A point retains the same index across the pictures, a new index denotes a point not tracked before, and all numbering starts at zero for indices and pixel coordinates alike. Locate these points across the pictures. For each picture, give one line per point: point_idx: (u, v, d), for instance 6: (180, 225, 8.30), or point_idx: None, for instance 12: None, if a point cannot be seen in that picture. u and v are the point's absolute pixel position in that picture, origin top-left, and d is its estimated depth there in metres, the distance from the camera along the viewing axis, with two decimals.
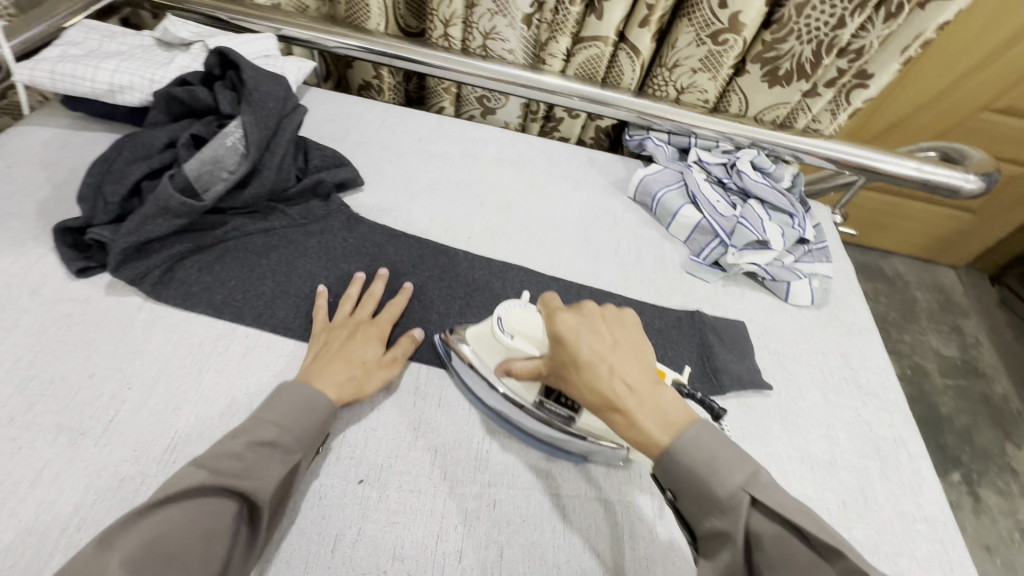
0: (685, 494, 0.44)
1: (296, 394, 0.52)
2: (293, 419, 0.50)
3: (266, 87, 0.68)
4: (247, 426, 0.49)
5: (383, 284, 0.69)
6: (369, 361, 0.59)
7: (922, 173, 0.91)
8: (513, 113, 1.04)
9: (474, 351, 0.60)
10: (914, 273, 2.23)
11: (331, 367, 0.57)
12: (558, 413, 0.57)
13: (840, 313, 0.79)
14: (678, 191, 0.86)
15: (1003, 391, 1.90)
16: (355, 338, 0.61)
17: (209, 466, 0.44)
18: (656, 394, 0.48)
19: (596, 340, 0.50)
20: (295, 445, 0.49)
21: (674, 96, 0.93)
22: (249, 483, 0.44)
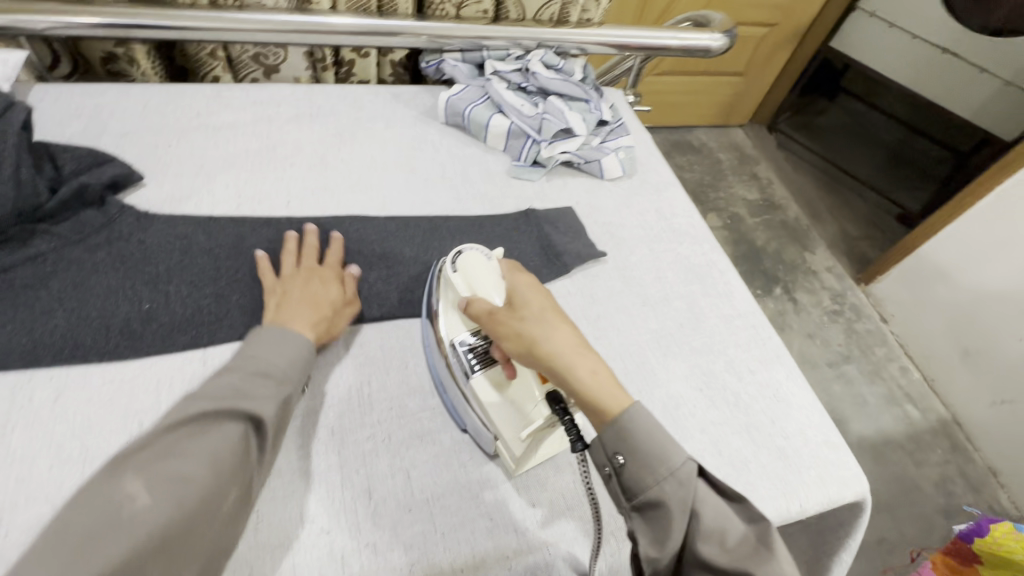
0: (636, 461, 0.45)
1: (271, 338, 0.53)
2: (280, 355, 0.52)
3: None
4: (238, 365, 0.51)
5: (315, 236, 0.67)
6: (333, 303, 0.60)
7: (682, 41, 1.03)
8: (299, 66, 0.97)
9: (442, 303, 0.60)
10: (713, 139, 2.58)
11: (297, 310, 0.57)
12: (462, 364, 0.56)
13: (647, 176, 0.90)
14: (483, 104, 0.88)
15: (795, 214, 2.35)
16: (315, 282, 0.61)
17: (206, 395, 0.47)
18: (563, 334, 0.51)
19: (531, 295, 0.55)
20: (285, 377, 0.51)
21: (454, 13, 0.93)
22: (249, 404, 0.47)
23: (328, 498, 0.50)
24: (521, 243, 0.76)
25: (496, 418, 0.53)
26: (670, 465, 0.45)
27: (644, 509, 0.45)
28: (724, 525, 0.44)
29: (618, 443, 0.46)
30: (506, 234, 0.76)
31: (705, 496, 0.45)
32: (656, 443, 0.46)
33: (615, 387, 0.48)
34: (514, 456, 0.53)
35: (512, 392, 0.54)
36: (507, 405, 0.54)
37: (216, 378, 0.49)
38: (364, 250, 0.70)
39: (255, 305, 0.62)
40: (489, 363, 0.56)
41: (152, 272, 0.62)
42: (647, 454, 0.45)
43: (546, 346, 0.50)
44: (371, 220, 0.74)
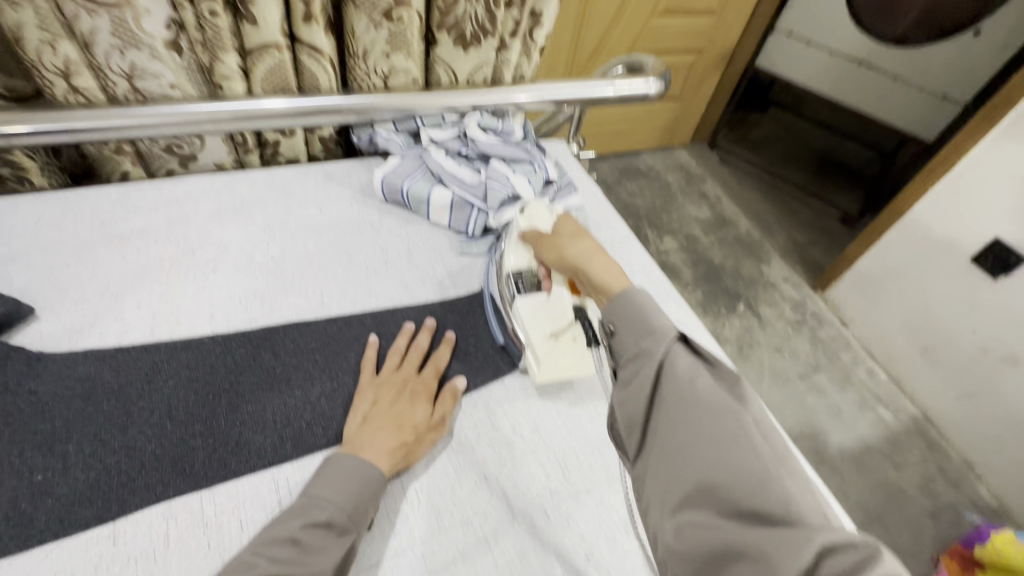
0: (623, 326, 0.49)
1: (344, 470, 0.51)
2: (348, 495, 0.50)
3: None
4: (302, 509, 0.49)
5: (429, 335, 0.67)
6: (418, 425, 0.57)
7: (618, 90, 1.02)
8: (220, 152, 0.90)
9: (506, 245, 0.73)
10: (659, 162, 2.64)
11: (381, 434, 0.56)
12: (518, 282, 0.69)
13: (601, 234, 0.87)
14: (422, 177, 0.83)
15: (746, 227, 2.40)
16: (405, 398, 0.60)
17: (266, 555, 0.45)
18: (589, 245, 0.62)
19: (576, 234, 0.66)
20: (348, 522, 0.49)
21: (382, 84, 0.87)
22: (307, 568, 0.45)
23: None
24: (476, 329, 0.71)
25: (530, 327, 0.65)
26: (648, 323, 0.48)
27: (628, 363, 0.48)
28: (717, 411, 0.42)
29: (612, 317, 0.51)
30: (461, 321, 0.70)
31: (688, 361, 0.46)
32: (637, 317, 0.49)
33: (620, 278, 0.56)
34: (536, 352, 0.64)
35: (552, 305, 0.66)
36: (541, 309, 0.66)
37: (287, 518, 0.48)
38: (301, 363, 0.63)
39: (177, 455, 0.53)
40: (533, 288, 0.68)
41: (45, 431, 0.53)
42: (632, 315, 0.49)
43: (569, 257, 0.62)
44: (308, 325, 0.67)
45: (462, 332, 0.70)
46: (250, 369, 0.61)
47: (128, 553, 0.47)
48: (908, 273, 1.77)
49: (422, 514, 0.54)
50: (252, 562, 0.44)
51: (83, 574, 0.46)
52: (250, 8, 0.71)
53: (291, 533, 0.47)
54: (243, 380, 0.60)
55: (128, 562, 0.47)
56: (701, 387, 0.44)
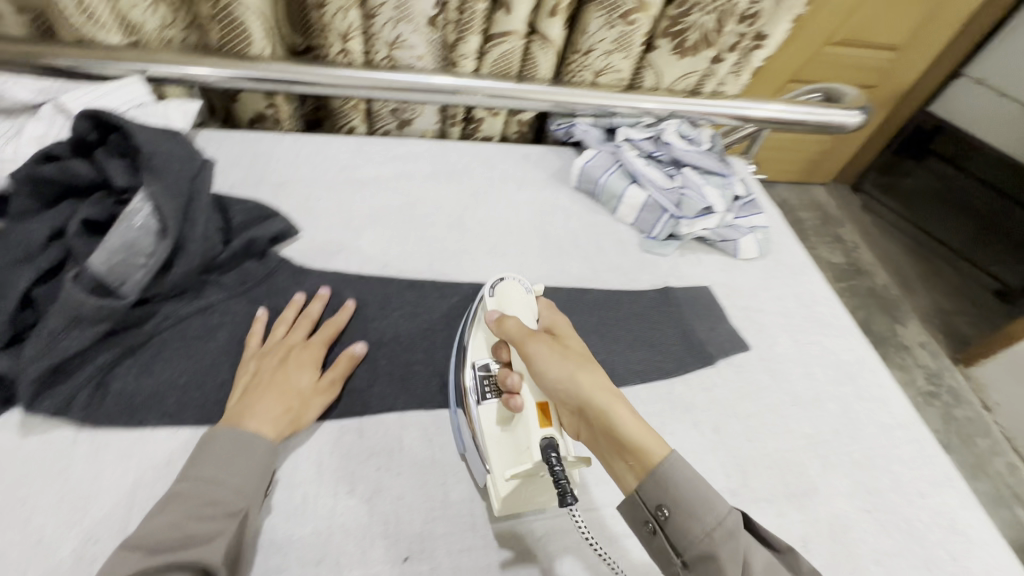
0: (677, 508, 0.44)
1: (225, 446, 0.48)
2: (232, 472, 0.47)
3: (166, 146, 0.58)
4: (187, 492, 0.45)
5: (322, 304, 0.65)
6: (303, 391, 0.55)
7: (816, 116, 1.00)
8: (431, 121, 0.99)
9: (476, 332, 0.61)
10: (794, 197, 2.51)
11: (267, 399, 0.53)
12: (478, 387, 0.56)
13: (783, 257, 0.86)
14: (617, 172, 0.87)
15: (883, 281, 2.22)
16: (288, 365, 0.57)
17: (145, 547, 0.42)
18: (602, 379, 0.50)
19: (572, 356, 0.52)
20: (236, 492, 0.46)
21: (591, 79, 0.93)
22: (194, 551, 0.42)
23: None
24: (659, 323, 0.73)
25: (491, 453, 0.53)
26: (695, 510, 0.44)
27: (694, 565, 0.44)
28: (778, 573, 0.42)
29: (670, 504, 0.45)
30: (645, 313, 0.74)
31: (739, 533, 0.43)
32: (686, 524, 0.44)
33: (658, 438, 0.47)
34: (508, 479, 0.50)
35: (512, 429, 0.52)
36: (506, 439, 0.52)
37: (176, 500, 0.45)
38: None
39: (407, 375, 0.62)
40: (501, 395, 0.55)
41: (307, 331, 0.63)
42: (682, 509, 0.44)
43: (582, 403, 0.49)
44: None
45: (645, 323, 0.73)
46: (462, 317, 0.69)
47: (371, 447, 0.56)
48: None
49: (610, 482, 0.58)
50: (126, 558, 0.41)
51: (338, 453, 0.55)
52: None
53: (172, 520, 0.43)
54: (456, 325, 0.68)
55: (371, 454, 0.55)
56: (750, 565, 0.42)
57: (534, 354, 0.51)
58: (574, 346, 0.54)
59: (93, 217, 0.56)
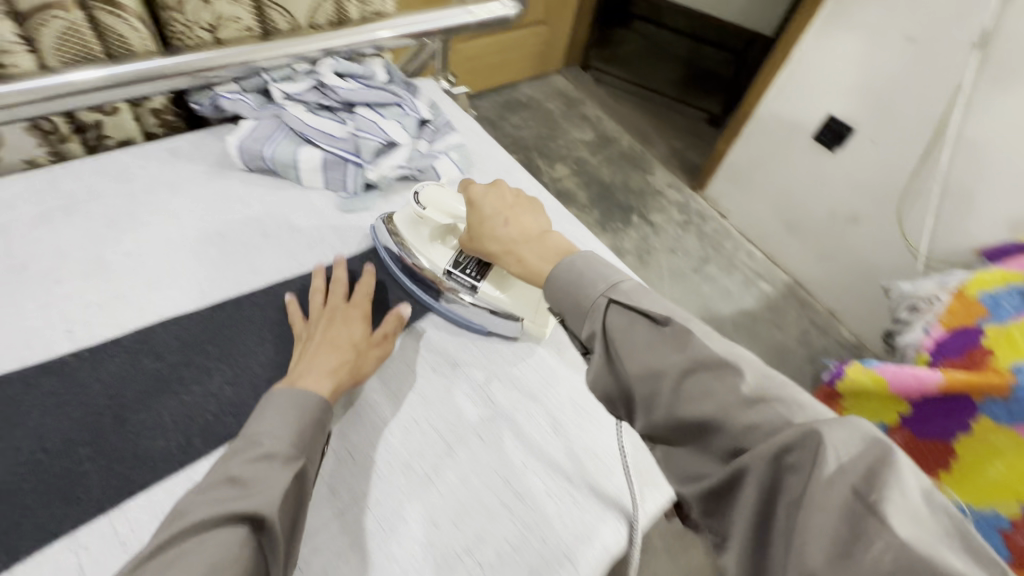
0: (568, 311, 0.48)
1: (280, 402, 0.50)
2: (290, 429, 0.48)
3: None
4: (239, 447, 0.46)
5: (344, 268, 0.66)
6: (357, 343, 0.58)
7: (478, 17, 0.97)
8: (27, 147, 0.75)
9: (401, 235, 0.69)
10: (537, 91, 2.62)
11: (319, 357, 0.55)
12: (462, 284, 0.65)
13: (486, 166, 0.87)
14: (285, 138, 0.77)
15: (628, 142, 2.50)
16: (336, 324, 0.59)
17: (205, 499, 0.41)
18: (529, 220, 0.58)
19: (499, 201, 0.60)
20: (294, 447, 0.47)
21: (212, 38, 0.78)
22: (248, 502, 0.41)
23: None
24: (377, 285, 0.69)
25: (432, 253, 0.67)
26: (580, 307, 0.47)
27: (590, 343, 0.46)
28: (710, 395, 0.38)
29: (558, 285, 0.48)
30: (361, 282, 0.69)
31: (624, 322, 0.44)
32: (572, 288, 0.48)
33: (570, 249, 0.53)
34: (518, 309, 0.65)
35: (444, 244, 0.68)
36: (440, 239, 0.68)
37: (226, 462, 0.45)
38: (187, 359, 0.58)
39: (67, 487, 0.48)
40: (483, 269, 0.65)
41: None
42: (569, 295, 0.48)
43: (526, 228, 0.57)
44: (191, 316, 0.61)
45: (363, 291, 0.68)
46: (131, 377, 0.55)
47: None
48: (767, 158, 1.96)
49: (360, 471, 0.54)
50: (186, 513, 0.41)
51: None
52: None
53: (229, 473, 0.44)
54: (124, 391, 0.54)
55: None
56: (654, 362, 0.41)
57: (475, 194, 0.60)
58: (542, 208, 0.62)
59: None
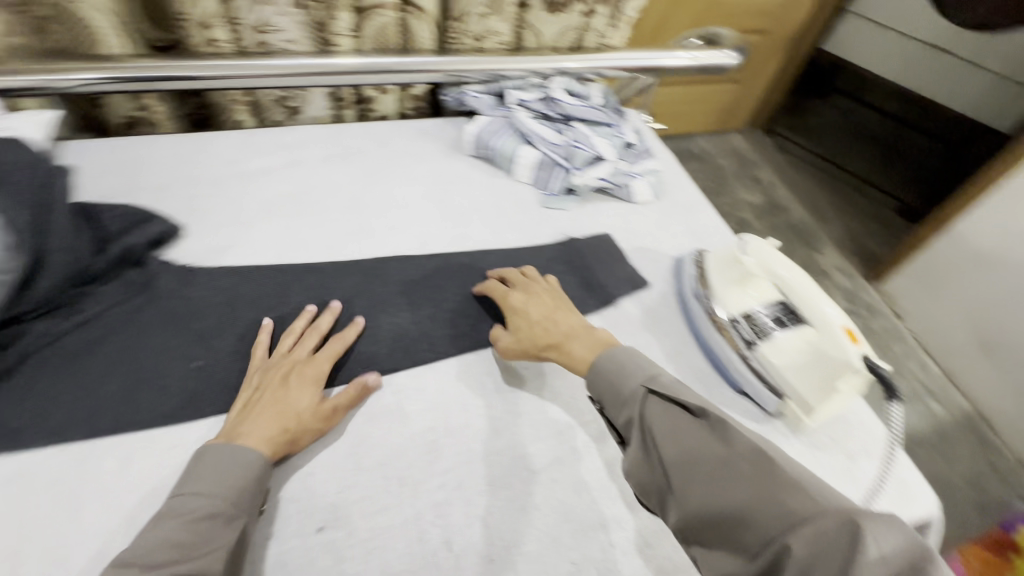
0: (605, 397, 0.53)
1: (217, 459, 0.48)
2: (231, 488, 0.47)
3: (14, 159, 0.59)
4: (179, 507, 0.45)
5: (331, 317, 0.64)
6: (304, 413, 0.53)
7: (696, 60, 1.03)
8: (321, 107, 0.98)
9: (711, 271, 0.72)
10: (713, 146, 2.55)
11: (256, 423, 0.51)
12: (743, 336, 0.65)
13: (677, 197, 0.91)
14: (510, 136, 0.88)
15: (800, 215, 2.35)
16: (291, 383, 0.55)
17: (163, 549, 0.42)
18: (572, 320, 0.62)
19: (513, 317, 0.64)
20: (230, 513, 0.46)
21: (475, 47, 0.94)
22: (189, 565, 0.41)
23: (410, 553, 0.49)
24: (561, 273, 0.75)
25: (726, 294, 0.69)
26: (620, 396, 0.51)
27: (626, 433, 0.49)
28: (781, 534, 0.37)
29: (597, 366, 0.54)
30: (549, 266, 0.76)
31: (657, 414, 0.47)
32: (611, 376, 0.53)
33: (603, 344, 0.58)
34: (793, 385, 0.62)
35: (738, 291, 0.68)
36: (739, 288, 0.68)
37: (176, 514, 0.44)
38: (408, 291, 0.70)
39: None
40: (774, 330, 0.64)
41: (199, 329, 0.61)
42: (608, 385, 0.52)
43: (569, 326, 0.61)
44: (412, 260, 0.74)
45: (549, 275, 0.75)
46: (363, 293, 0.68)
47: None
48: (974, 265, 1.71)
49: (521, 425, 0.60)
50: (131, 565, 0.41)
51: None
52: None
53: (162, 537, 0.42)
54: (357, 303, 0.68)
55: None
56: (695, 453, 0.44)
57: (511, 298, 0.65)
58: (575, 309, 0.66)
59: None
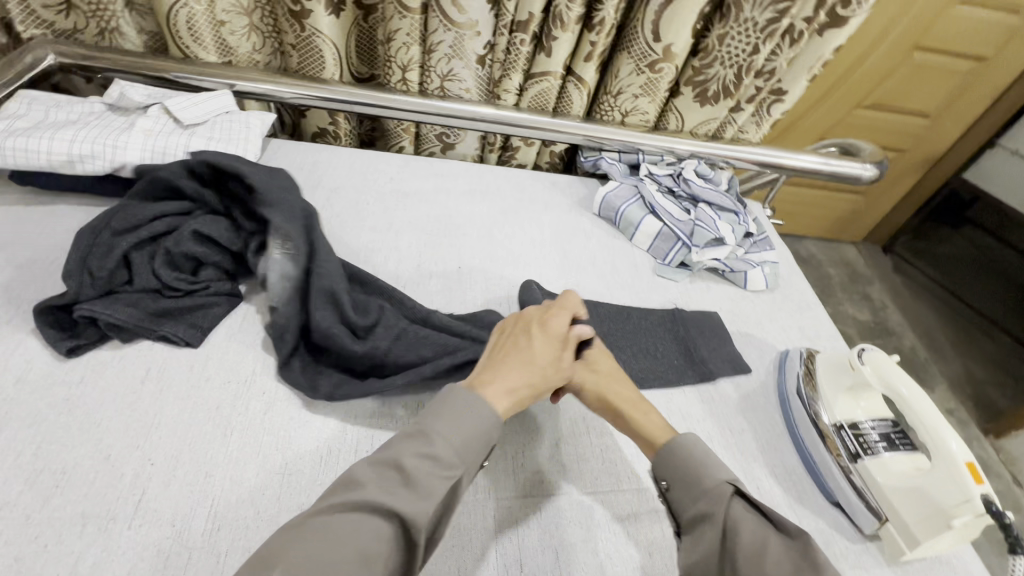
0: (678, 485, 0.53)
1: (467, 405, 0.49)
2: (460, 430, 0.48)
3: (284, 193, 0.71)
4: (410, 436, 0.47)
5: (562, 290, 0.66)
6: (546, 369, 0.57)
7: (830, 167, 1.05)
8: (471, 146, 1.10)
9: (818, 374, 0.72)
10: (823, 252, 2.47)
11: (512, 371, 0.54)
12: (847, 446, 0.64)
13: (790, 293, 0.91)
14: (637, 204, 0.95)
15: (912, 344, 2.17)
16: (534, 333, 0.59)
17: (374, 482, 0.43)
18: (626, 390, 0.62)
19: (587, 373, 0.62)
20: (458, 458, 0.47)
21: (619, 119, 1.03)
22: (407, 506, 0.42)
23: (484, 560, 0.52)
24: (664, 339, 0.78)
25: (833, 399, 0.68)
26: (703, 487, 0.51)
27: (691, 526, 0.51)
28: None
29: (675, 458, 0.54)
30: (654, 330, 0.79)
31: (742, 517, 0.49)
32: (693, 466, 0.53)
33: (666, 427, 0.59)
34: (895, 511, 0.59)
35: (846, 400, 0.68)
36: (848, 399, 0.68)
37: (395, 447, 0.46)
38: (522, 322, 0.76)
39: None
40: (878, 449, 0.63)
41: None
42: (687, 474, 0.53)
43: (624, 395, 0.61)
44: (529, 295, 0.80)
45: (652, 338, 0.78)
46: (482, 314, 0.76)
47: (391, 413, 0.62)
48: None
49: (604, 472, 0.62)
50: (355, 483, 0.43)
51: None
52: (551, 43, 0.89)
53: (398, 460, 0.44)
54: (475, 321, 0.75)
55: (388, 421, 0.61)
56: (767, 567, 0.45)
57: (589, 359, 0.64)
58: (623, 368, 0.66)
59: (201, 231, 0.67)
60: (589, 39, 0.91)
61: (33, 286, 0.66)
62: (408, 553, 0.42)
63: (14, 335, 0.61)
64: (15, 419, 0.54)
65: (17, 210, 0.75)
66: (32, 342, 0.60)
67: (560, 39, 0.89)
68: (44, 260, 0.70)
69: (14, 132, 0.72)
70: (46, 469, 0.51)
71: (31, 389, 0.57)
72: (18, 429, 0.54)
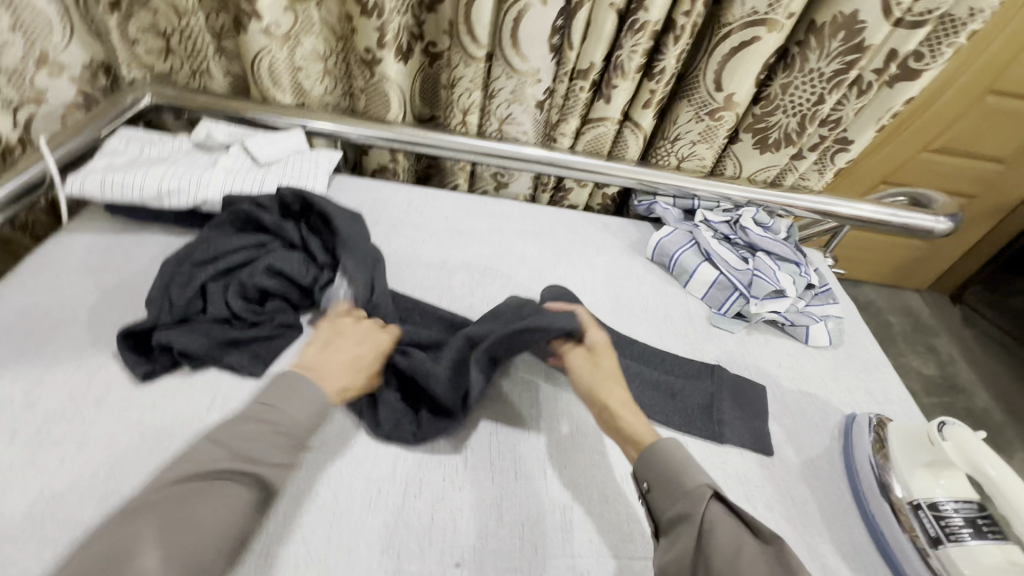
0: (658, 484, 0.52)
1: (292, 392, 0.54)
2: (306, 419, 0.54)
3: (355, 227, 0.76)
4: (252, 415, 0.52)
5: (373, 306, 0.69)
6: (364, 365, 0.63)
7: (900, 218, 1.01)
8: (524, 185, 1.12)
9: (892, 442, 0.67)
10: (883, 298, 2.33)
11: (332, 365, 0.60)
12: (925, 529, 0.59)
13: (856, 351, 0.86)
14: (692, 250, 0.93)
15: (985, 404, 2.00)
16: (353, 339, 0.64)
17: (226, 452, 0.49)
18: (623, 393, 0.61)
19: (586, 374, 0.63)
20: (295, 440, 0.52)
21: (675, 164, 1.03)
22: (264, 473, 0.49)
23: None
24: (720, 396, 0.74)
25: (909, 473, 0.63)
26: (681, 488, 0.50)
27: (669, 528, 0.49)
28: None
29: (653, 457, 0.53)
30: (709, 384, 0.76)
31: (719, 519, 0.48)
32: (673, 467, 0.52)
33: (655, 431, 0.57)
34: None
35: (920, 472, 0.63)
36: (925, 473, 0.63)
37: (239, 423, 0.51)
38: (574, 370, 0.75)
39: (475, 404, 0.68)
40: (964, 534, 0.58)
41: None
42: (665, 472, 0.52)
43: (623, 399, 0.61)
44: None
45: (707, 395, 0.74)
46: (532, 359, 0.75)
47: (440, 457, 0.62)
48: None
49: None
50: (209, 455, 0.48)
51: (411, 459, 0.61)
52: (610, 90, 0.91)
53: (211, 438, 0.50)
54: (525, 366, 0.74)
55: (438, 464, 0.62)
56: (743, 567, 0.44)
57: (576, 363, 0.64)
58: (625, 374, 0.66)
59: (274, 265, 0.71)
60: (649, 87, 0.92)
61: (116, 310, 0.70)
62: (261, 508, 0.50)
63: (96, 357, 0.65)
64: (92, 440, 0.58)
65: (108, 237, 0.81)
66: (112, 365, 0.64)
67: (619, 87, 0.90)
68: (127, 285, 0.75)
69: (112, 168, 0.79)
70: (116, 492, 0.54)
71: (108, 411, 0.60)
72: (94, 451, 0.57)
